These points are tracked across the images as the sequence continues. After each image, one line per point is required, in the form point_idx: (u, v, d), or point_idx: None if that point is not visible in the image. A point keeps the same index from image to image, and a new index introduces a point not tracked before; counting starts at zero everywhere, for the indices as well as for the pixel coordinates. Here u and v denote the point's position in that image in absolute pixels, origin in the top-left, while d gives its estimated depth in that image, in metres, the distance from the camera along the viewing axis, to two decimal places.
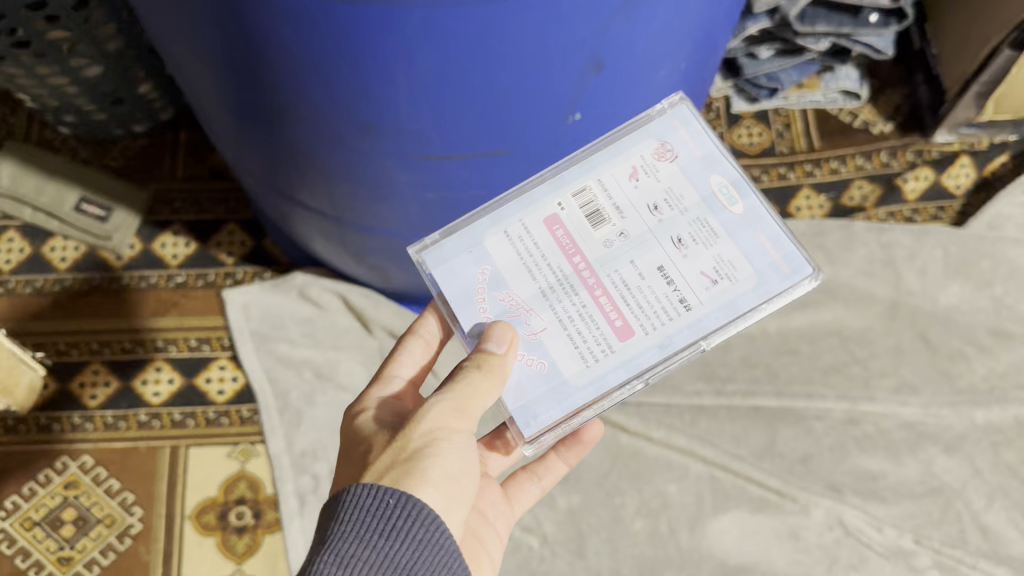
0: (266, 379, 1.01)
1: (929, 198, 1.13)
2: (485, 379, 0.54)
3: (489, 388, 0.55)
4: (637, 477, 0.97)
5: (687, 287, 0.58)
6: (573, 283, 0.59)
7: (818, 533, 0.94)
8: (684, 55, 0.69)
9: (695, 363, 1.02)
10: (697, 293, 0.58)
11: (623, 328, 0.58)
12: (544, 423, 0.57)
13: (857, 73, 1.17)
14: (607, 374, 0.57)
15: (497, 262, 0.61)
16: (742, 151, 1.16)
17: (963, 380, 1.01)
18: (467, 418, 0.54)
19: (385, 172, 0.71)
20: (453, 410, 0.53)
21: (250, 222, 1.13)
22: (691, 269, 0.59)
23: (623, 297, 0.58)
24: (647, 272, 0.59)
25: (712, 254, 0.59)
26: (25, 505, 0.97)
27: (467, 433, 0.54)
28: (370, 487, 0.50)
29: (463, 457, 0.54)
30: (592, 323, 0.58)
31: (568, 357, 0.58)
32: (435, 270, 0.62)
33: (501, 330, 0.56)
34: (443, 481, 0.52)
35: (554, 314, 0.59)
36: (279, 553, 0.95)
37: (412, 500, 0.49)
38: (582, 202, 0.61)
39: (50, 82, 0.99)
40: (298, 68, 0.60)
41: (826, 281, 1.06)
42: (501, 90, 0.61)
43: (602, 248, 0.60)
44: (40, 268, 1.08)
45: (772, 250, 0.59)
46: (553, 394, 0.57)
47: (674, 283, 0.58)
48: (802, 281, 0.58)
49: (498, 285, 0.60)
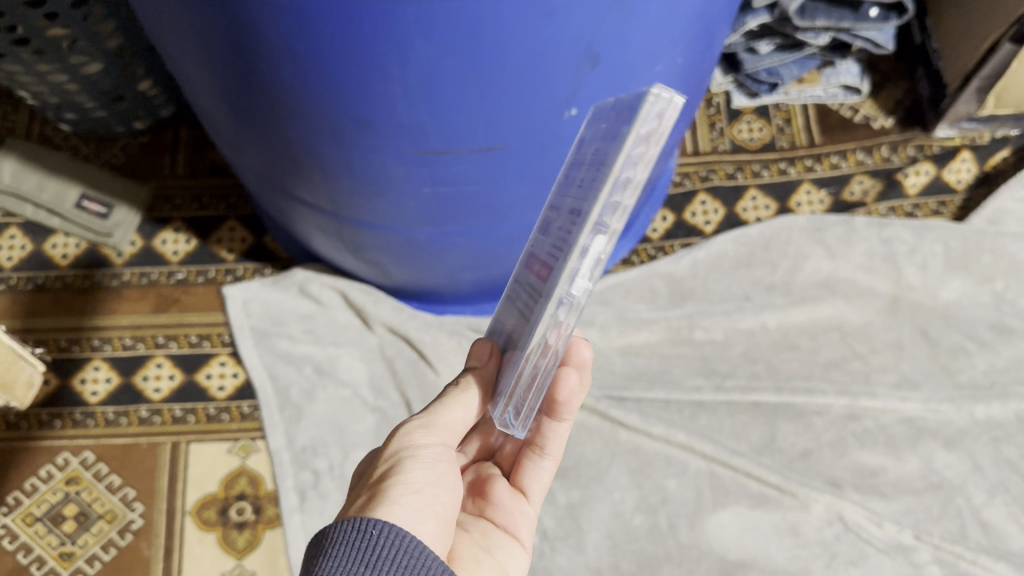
0: (266, 375, 1.01)
1: (930, 193, 1.13)
2: (462, 392, 0.59)
3: (466, 401, 0.59)
4: (637, 472, 0.97)
5: (577, 200, 0.51)
6: (528, 283, 0.57)
7: (818, 528, 0.94)
8: (681, 50, 0.69)
9: (695, 359, 1.03)
10: (583, 197, 0.51)
11: (546, 273, 0.54)
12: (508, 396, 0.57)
13: (857, 68, 1.17)
14: (541, 315, 0.53)
15: (499, 310, 0.62)
16: (742, 146, 1.16)
17: (963, 375, 1.01)
18: (437, 432, 0.58)
19: (383, 167, 0.70)
20: (420, 427, 0.57)
21: (250, 219, 1.13)
22: (580, 188, 0.52)
23: (547, 251, 0.54)
24: (561, 220, 0.54)
25: (595, 159, 0.52)
26: (27, 501, 0.98)
27: (437, 449, 0.57)
28: (354, 521, 0.51)
29: (430, 472, 0.56)
30: (536, 291, 0.55)
31: (526, 331, 0.55)
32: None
33: (478, 345, 0.61)
34: (405, 495, 0.54)
35: (519, 311, 0.58)
36: (278, 549, 0.95)
37: (393, 528, 0.51)
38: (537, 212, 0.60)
39: (50, 79, 0.99)
40: (292, 66, 0.60)
41: (826, 276, 1.07)
42: (496, 82, 0.60)
43: (540, 234, 0.57)
44: (41, 264, 1.09)
45: (627, 109, 0.50)
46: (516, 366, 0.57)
47: (570, 208, 0.52)
48: (646, 105, 0.46)
49: (502, 327, 0.61)
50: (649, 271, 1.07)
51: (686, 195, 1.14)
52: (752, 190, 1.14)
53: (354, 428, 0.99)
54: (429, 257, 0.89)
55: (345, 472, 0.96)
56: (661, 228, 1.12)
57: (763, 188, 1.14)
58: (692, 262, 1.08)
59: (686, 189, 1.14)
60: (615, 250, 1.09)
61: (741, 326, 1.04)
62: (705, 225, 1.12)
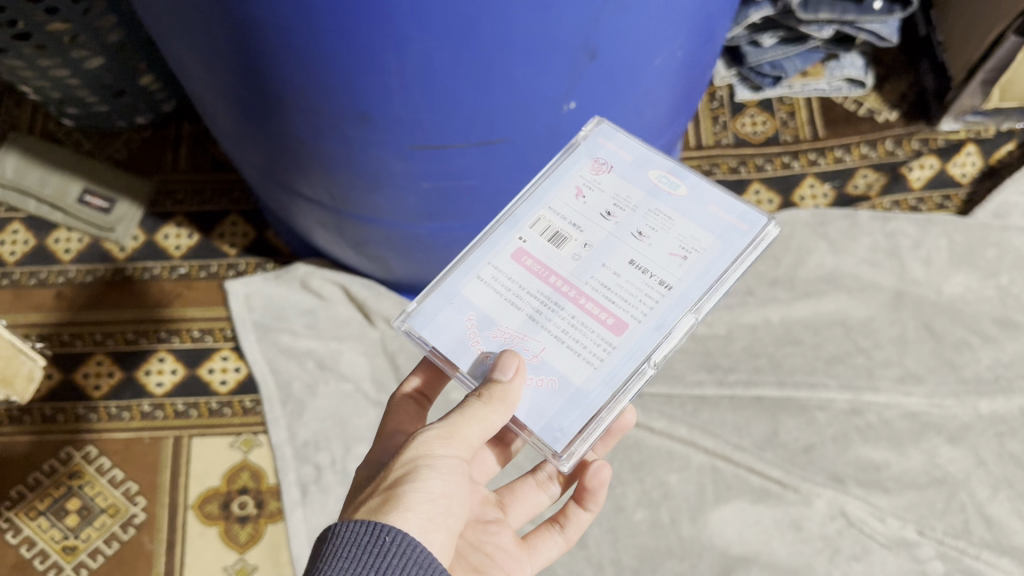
0: (268, 369, 1.01)
1: (934, 186, 1.12)
2: (484, 405, 0.53)
3: (487, 415, 0.53)
4: (639, 467, 0.97)
5: (662, 270, 0.59)
6: (557, 305, 0.58)
7: (821, 523, 0.93)
8: (681, 43, 0.69)
9: (696, 354, 1.03)
10: (673, 273, 0.59)
11: (615, 324, 0.57)
12: (573, 435, 0.54)
13: (861, 61, 1.16)
14: (617, 368, 0.55)
15: (480, 306, 0.59)
16: (745, 140, 1.16)
17: (968, 369, 1.01)
18: (456, 445, 0.53)
19: (381, 162, 0.70)
20: (440, 437, 0.53)
21: (252, 214, 1.13)
22: (658, 254, 0.59)
23: (608, 298, 0.58)
24: (620, 269, 0.59)
25: (674, 235, 0.60)
26: (30, 495, 0.98)
27: (454, 462, 0.53)
28: (365, 524, 0.49)
29: (447, 483, 0.52)
30: (588, 330, 0.57)
31: (574, 365, 0.56)
32: (422, 330, 0.59)
33: (507, 357, 0.55)
34: (420, 504, 0.51)
35: (548, 332, 0.57)
36: (280, 543, 0.95)
37: (406, 538, 0.49)
38: (540, 230, 0.61)
39: (51, 74, 0.99)
40: (291, 60, 0.60)
41: (829, 270, 1.06)
42: (494, 77, 0.60)
43: (573, 263, 0.59)
44: (44, 259, 1.09)
45: (726, 215, 0.61)
46: (570, 403, 0.55)
47: (648, 271, 0.59)
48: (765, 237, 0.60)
49: (487, 324, 0.58)
50: None
51: None
52: (756, 184, 1.13)
53: (356, 422, 0.99)
54: (429, 252, 0.89)
55: (346, 467, 0.96)
56: None
57: (766, 182, 1.13)
58: None
59: None
60: None
61: (744, 320, 1.04)
62: None
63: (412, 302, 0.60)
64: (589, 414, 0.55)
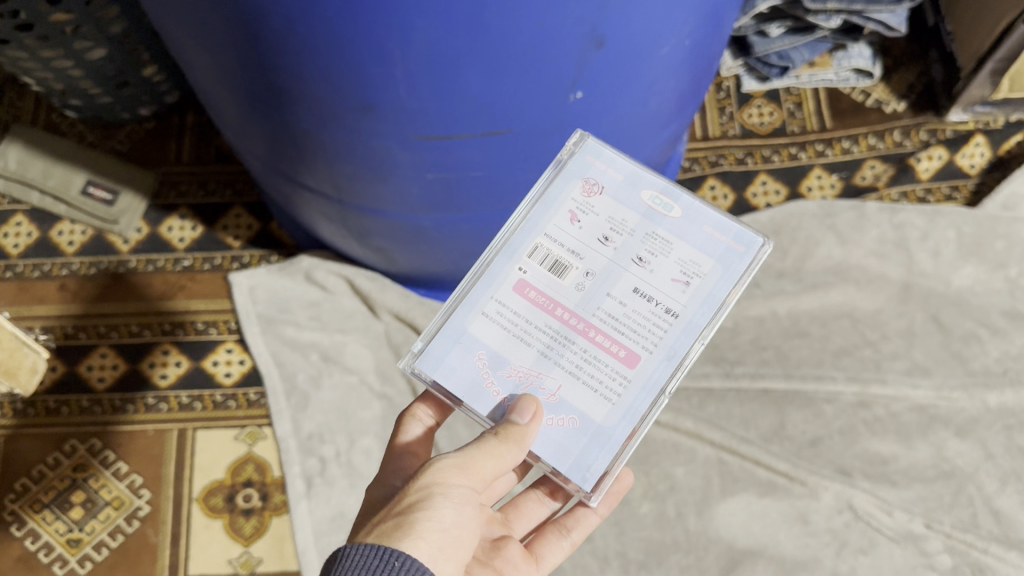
0: (272, 362, 1.01)
1: (942, 177, 1.11)
2: (500, 443, 0.54)
3: (501, 453, 0.54)
4: (645, 460, 0.96)
5: (667, 298, 0.61)
6: (569, 340, 0.59)
7: (828, 516, 0.93)
8: (689, 31, 0.68)
9: (703, 347, 1.02)
10: (678, 299, 0.61)
11: (628, 356, 0.59)
12: (601, 472, 0.58)
13: (869, 51, 1.15)
14: (634, 403, 0.59)
15: (490, 344, 0.60)
16: (752, 131, 1.15)
17: (976, 362, 1.00)
18: (470, 475, 0.53)
19: (385, 152, 0.70)
20: (455, 467, 0.53)
21: (256, 205, 1.12)
22: (661, 280, 0.61)
23: (616, 329, 0.60)
24: (626, 298, 0.60)
25: (674, 259, 0.62)
26: (35, 488, 0.99)
27: (466, 493, 0.53)
28: (376, 549, 0.48)
29: (459, 513, 0.52)
30: (601, 364, 0.59)
31: (593, 402, 0.59)
32: (434, 372, 0.60)
33: (525, 402, 0.57)
34: (431, 532, 0.50)
35: (562, 369, 0.59)
36: (286, 536, 0.96)
37: (416, 563, 0.48)
38: (539, 259, 0.62)
39: (54, 65, 0.98)
40: (293, 50, 0.59)
41: (837, 263, 1.05)
42: (500, 66, 0.60)
43: (576, 293, 0.60)
44: (48, 252, 1.08)
45: (722, 236, 0.63)
46: (594, 441, 0.58)
47: (653, 299, 0.61)
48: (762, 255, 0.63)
49: (499, 364, 0.60)
50: None
51: (695, 180, 1.12)
52: (763, 175, 1.12)
53: (361, 415, 0.98)
54: (433, 243, 0.88)
55: (351, 459, 0.96)
56: None
57: (773, 173, 1.12)
58: None
59: (695, 174, 1.13)
60: None
61: (750, 313, 1.03)
62: None
63: (419, 341, 0.61)
64: (613, 450, 0.58)
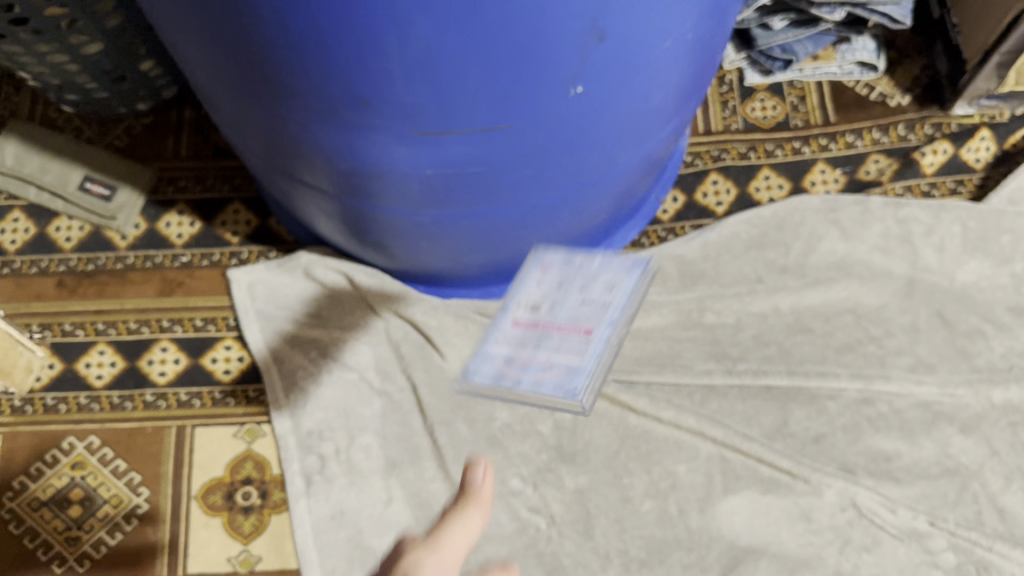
0: (272, 359, 1.00)
1: (947, 172, 1.10)
2: (462, 512, 0.56)
3: (466, 523, 0.56)
4: (646, 457, 0.96)
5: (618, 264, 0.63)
6: (550, 329, 0.59)
7: (831, 514, 0.93)
8: (692, 24, 0.67)
9: (706, 343, 1.01)
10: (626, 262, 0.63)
11: (595, 308, 0.60)
12: (588, 381, 0.55)
13: (874, 43, 1.13)
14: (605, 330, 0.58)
15: (494, 360, 0.59)
16: (754, 125, 1.14)
17: (981, 358, 0.99)
18: (442, 553, 0.55)
19: (382, 148, 0.69)
20: (426, 549, 0.55)
21: (255, 201, 1.11)
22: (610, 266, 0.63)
23: (584, 301, 0.60)
24: (588, 284, 0.62)
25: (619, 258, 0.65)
26: (32, 486, 0.98)
27: (440, 567, 0.55)
28: None
29: None
30: (575, 324, 0.59)
31: (575, 344, 0.57)
32: (468, 382, 0.58)
33: (474, 463, 0.58)
34: None
35: (549, 346, 0.58)
36: (285, 534, 0.95)
37: None
38: (521, 295, 0.63)
39: (50, 59, 0.98)
40: (288, 44, 0.59)
41: (840, 257, 1.04)
42: (499, 59, 0.59)
43: (550, 303, 0.61)
44: (45, 248, 1.08)
45: None
46: (580, 363, 0.56)
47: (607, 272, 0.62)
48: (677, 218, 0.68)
49: (503, 369, 0.58)
50: (659, 253, 1.05)
51: (697, 175, 1.11)
52: (765, 170, 1.11)
53: (360, 412, 0.98)
54: (432, 239, 0.87)
55: (351, 457, 0.96)
56: (672, 209, 1.10)
57: (776, 168, 1.11)
58: (703, 244, 1.05)
59: (697, 169, 1.12)
60: (626, 231, 1.08)
61: (753, 308, 1.02)
62: (717, 206, 1.10)
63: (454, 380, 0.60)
64: (593, 364, 0.56)
